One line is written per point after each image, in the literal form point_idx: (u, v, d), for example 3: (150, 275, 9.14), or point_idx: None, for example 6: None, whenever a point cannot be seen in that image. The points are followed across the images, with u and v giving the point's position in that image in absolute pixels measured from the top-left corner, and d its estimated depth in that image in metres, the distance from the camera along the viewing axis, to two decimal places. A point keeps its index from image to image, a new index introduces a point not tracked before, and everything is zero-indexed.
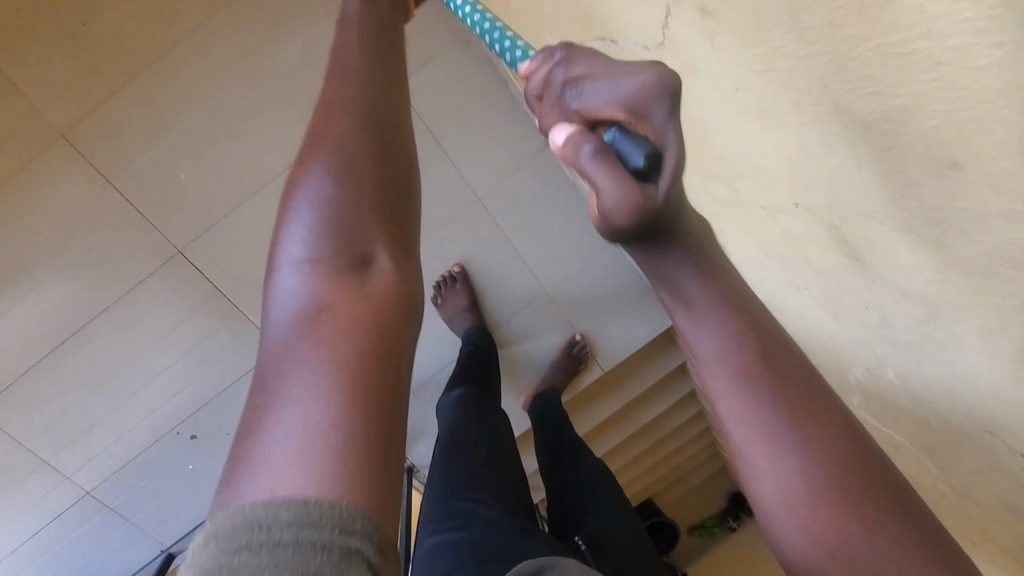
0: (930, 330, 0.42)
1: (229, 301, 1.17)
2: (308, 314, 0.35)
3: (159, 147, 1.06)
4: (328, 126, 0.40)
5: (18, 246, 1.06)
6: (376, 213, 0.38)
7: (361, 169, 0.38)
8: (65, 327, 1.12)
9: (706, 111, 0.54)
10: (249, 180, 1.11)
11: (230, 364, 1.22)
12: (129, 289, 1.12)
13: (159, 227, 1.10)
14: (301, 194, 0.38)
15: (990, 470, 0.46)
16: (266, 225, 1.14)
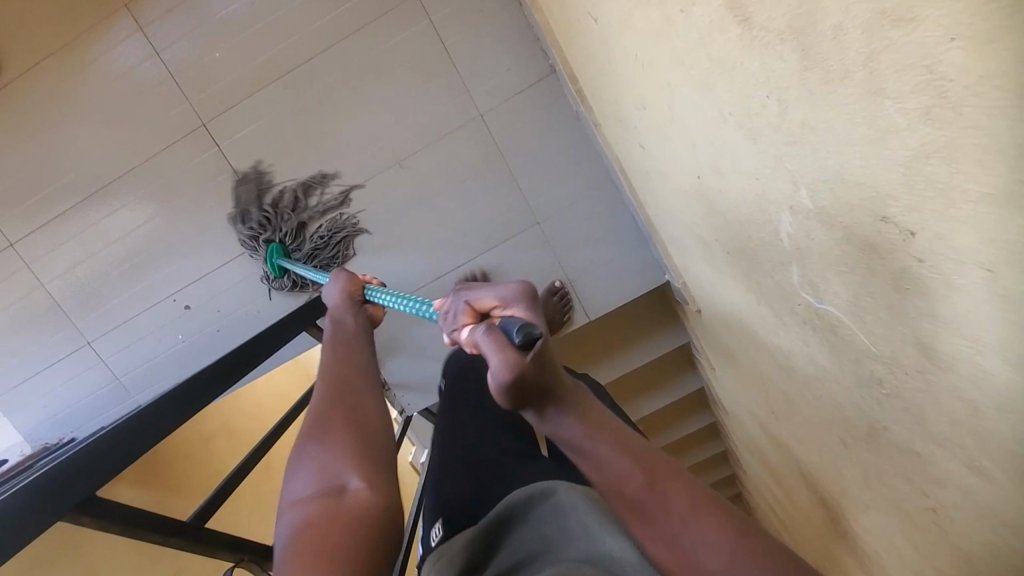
0: (920, 251, 0.44)
1: (240, 181, 1.31)
2: (323, 507, 0.45)
3: (202, 32, 1.24)
4: (325, 401, 0.56)
5: (76, 100, 1.27)
6: (377, 445, 0.52)
7: (363, 415, 0.55)
8: (100, 176, 1.31)
9: (694, 81, 0.67)
10: (270, 70, 1.26)
11: (230, 241, 1.34)
12: (157, 152, 1.30)
13: (191, 101, 1.28)
14: (313, 429, 0.53)
15: (985, 394, 0.45)
16: (278, 109, 1.28)
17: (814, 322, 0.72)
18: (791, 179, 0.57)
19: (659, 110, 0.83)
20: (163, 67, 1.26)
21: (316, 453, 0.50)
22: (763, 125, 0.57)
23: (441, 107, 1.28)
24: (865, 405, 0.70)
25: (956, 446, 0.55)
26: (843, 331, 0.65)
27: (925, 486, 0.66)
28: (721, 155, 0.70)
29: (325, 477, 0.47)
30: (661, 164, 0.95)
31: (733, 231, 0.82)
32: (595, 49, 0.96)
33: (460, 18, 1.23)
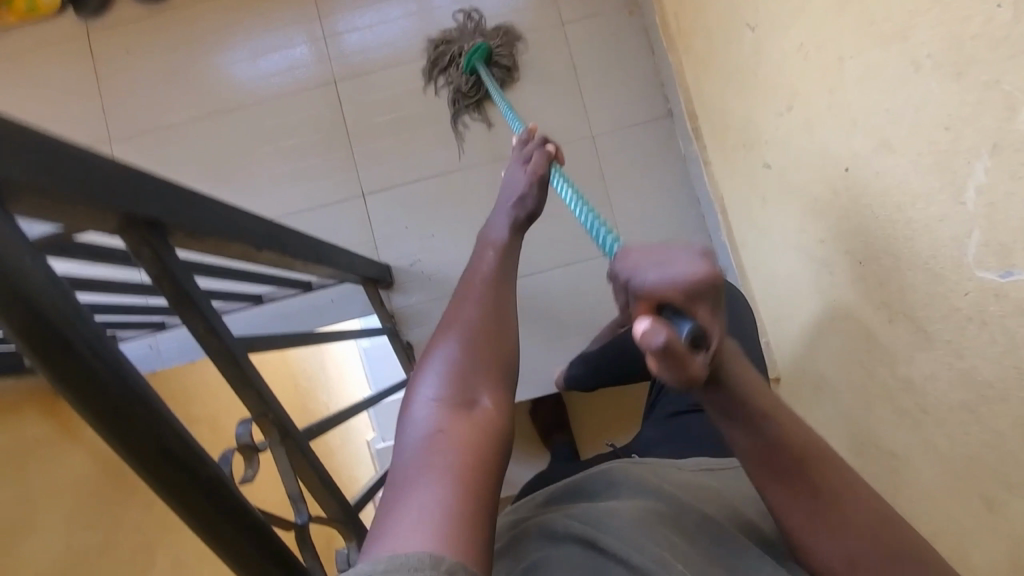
0: None
1: (348, 137, 1.34)
2: (454, 413, 0.49)
3: (364, 7, 1.36)
4: (458, 314, 0.59)
5: (229, 36, 1.37)
6: (505, 363, 0.56)
7: (500, 329, 0.58)
8: (219, 105, 1.36)
9: (881, 41, 0.68)
10: (412, 52, 1.35)
11: (316, 192, 1.33)
12: (281, 96, 1.36)
13: (331, 60, 1.36)
14: (456, 323, 0.58)
15: None
16: (407, 85, 1.35)
17: (986, 306, 0.64)
18: (1006, 99, 0.55)
19: (811, 104, 0.84)
20: (317, 27, 1.37)
21: (447, 359, 0.54)
22: (980, 50, 0.56)
23: (559, 121, 1.33)
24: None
25: None
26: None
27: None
28: (897, 121, 0.69)
29: (450, 377, 0.52)
30: (793, 174, 0.94)
31: (882, 225, 0.77)
32: (738, 66, 1.01)
33: (596, 50, 1.33)
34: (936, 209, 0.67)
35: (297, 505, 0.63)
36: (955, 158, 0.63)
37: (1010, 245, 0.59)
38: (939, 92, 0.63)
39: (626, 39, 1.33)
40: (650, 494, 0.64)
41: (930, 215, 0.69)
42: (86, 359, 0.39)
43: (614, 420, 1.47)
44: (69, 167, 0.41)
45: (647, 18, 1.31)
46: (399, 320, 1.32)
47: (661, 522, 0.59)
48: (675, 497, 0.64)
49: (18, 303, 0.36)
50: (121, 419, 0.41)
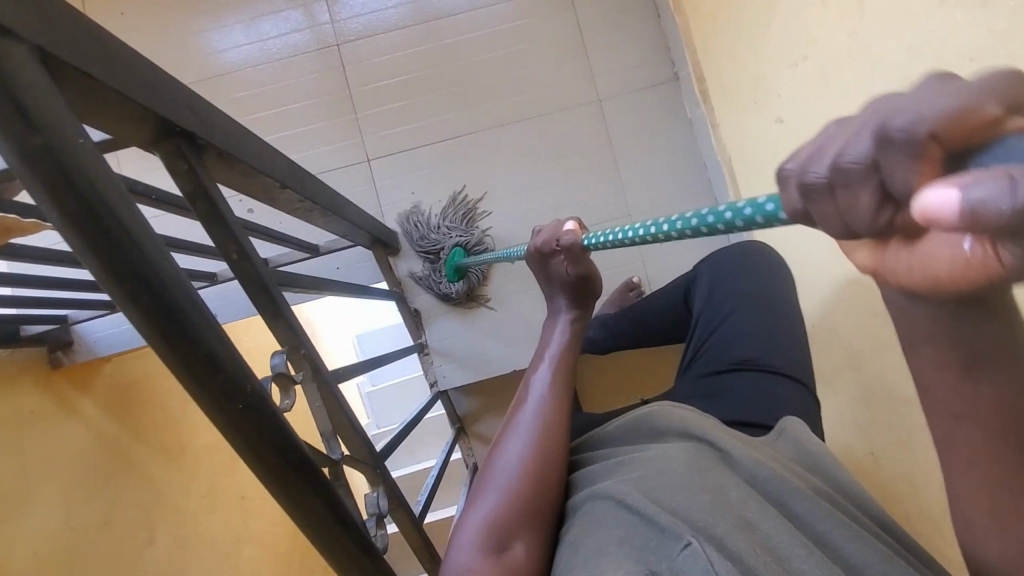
0: None
1: (351, 101, 1.32)
2: (489, 562, 0.56)
3: None
4: (504, 450, 0.65)
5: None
6: (547, 500, 0.61)
7: (548, 476, 0.62)
8: (217, 68, 1.33)
9: None
10: (416, 14, 1.34)
11: (318, 157, 1.31)
12: (281, 59, 1.33)
13: (332, 23, 1.34)
14: (496, 470, 0.63)
15: None
16: (411, 48, 1.33)
17: None
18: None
19: (826, 49, 0.85)
20: None
21: (490, 500, 0.61)
22: None
23: (565, 84, 1.33)
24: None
25: None
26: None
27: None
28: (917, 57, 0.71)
29: (490, 537, 0.58)
30: (805, 125, 0.95)
31: None
32: (750, 21, 1.01)
33: (602, 14, 1.33)
34: None
35: (327, 442, 0.62)
36: None
37: None
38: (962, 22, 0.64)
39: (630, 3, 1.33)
40: (691, 440, 0.64)
41: None
42: (134, 246, 0.37)
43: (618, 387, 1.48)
44: (108, 55, 0.40)
45: None
46: (405, 286, 1.30)
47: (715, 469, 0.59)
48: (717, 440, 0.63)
49: (68, 184, 0.34)
50: (167, 317, 0.40)
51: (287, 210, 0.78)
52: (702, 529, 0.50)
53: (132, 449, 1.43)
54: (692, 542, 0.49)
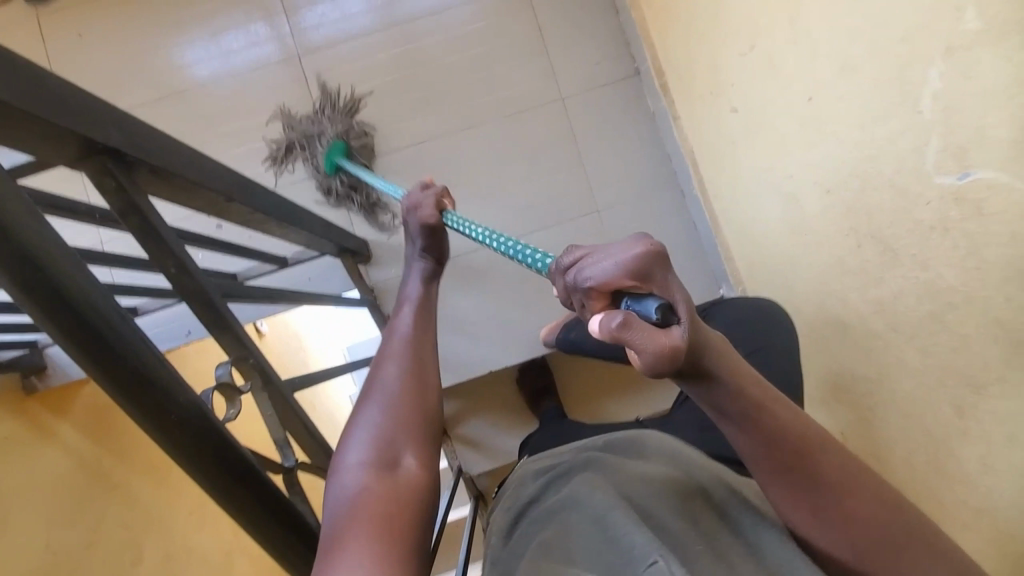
0: None
1: (315, 112, 1.32)
2: (375, 478, 0.55)
3: None
4: (381, 367, 0.67)
5: (185, 14, 1.34)
6: (424, 414, 0.63)
7: (420, 391, 0.64)
8: (178, 85, 1.33)
9: None
10: (376, 22, 1.34)
11: (284, 170, 1.31)
12: (243, 73, 1.33)
13: (293, 35, 1.34)
14: (376, 388, 0.64)
15: None
16: (372, 56, 1.34)
17: (948, 213, 0.67)
18: (953, 4, 0.58)
19: (772, 37, 0.86)
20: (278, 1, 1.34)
21: (372, 424, 0.60)
22: None
23: (527, 85, 1.33)
24: (1015, 301, 0.63)
25: None
26: (999, 201, 0.61)
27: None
28: (855, 42, 0.72)
29: (379, 462, 0.57)
30: (759, 114, 0.96)
31: (848, 151, 0.79)
32: (700, 13, 1.02)
33: (560, 13, 1.34)
34: (897, 123, 0.70)
35: (281, 451, 0.62)
36: (909, 71, 0.66)
37: (966, 147, 0.62)
38: (892, 7, 0.65)
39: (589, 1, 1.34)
40: (677, 466, 0.58)
41: (891, 131, 0.71)
42: (47, 263, 0.38)
43: (598, 387, 1.49)
44: (26, 77, 0.40)
45: None
46: (378, 294, 1.30)
47: (687, 494, 0.53)
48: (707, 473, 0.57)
49: None
50: (91, 334, 0.40)
51: (240, 223, 0.78)
52: (667, 544, 0.47)
53: (118, 472, 1.42)
54: (657, 559, 0.44)
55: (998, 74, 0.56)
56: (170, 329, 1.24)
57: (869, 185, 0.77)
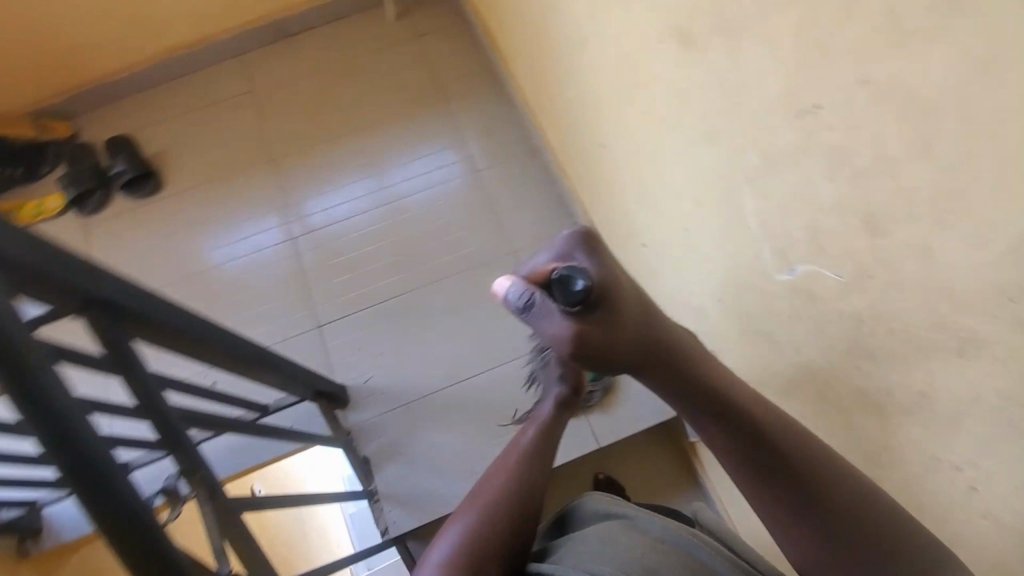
0: (825, 117, 0.63)
1: (303, 283, 1.55)
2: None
3: (317, 179, 1.68)
4: (486, 480, 0.80)
5: (203, 213, 1.66)
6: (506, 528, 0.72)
7: (512, 505, 0.75)
8: (189, 269, 1.59)
9: (670, 129, 0.94)
10: (359, 206, 1.64)
11: (274, 329, 1.50)
12: (244, 255, 1.60)
13: (289, 222, 1.64)
14: (471, 502, 0.77)
15: (917, 200, 0.56)
16: (354, 232, 1.61)
17: (794, 298, 0.80)
18: (741, 146, 0.78)
19: (652, 183, 1.08)
20: (280, 199, 1.67)
21: (456, 530, 0.73)
22: (717, 118, 0.81)
23: (484, 241, 1.58)
24: (863, 368, 0.73)
25: (932, 308, 0.60)
26: (820, 286, 0.74)
27: (948, 430, 0.64)
28: (699, 180, 0.92)
29: (463, 549, 0.70)
30: (659, 243, 1.14)
31: (719, 261, 0.96)
32: (605, 173, 1.28)
33: (508, 186, 1.64)
34: (741, 234, 0.87)
35: (218, 558, 0.70)
36: (734, 196, 0.84)
37: (785, 246, 0.78)
38: (710, 153, 0.86)
39: (531, 174, 1.64)
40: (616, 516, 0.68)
41: (740, 241, 0.88)
42: (41, 380, 0.54)
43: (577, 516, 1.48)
44: (52, 254, 0.60)
45: (544, 157, 1.64)
46: (353, 436, 1.39)
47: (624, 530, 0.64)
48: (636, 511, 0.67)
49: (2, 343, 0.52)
50: (62, 435, 0.55)
51: (216, 362, 0.93)
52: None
53: None
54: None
55: (782, 188, 0.74)
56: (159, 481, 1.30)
57: (742, 285, 0.92)
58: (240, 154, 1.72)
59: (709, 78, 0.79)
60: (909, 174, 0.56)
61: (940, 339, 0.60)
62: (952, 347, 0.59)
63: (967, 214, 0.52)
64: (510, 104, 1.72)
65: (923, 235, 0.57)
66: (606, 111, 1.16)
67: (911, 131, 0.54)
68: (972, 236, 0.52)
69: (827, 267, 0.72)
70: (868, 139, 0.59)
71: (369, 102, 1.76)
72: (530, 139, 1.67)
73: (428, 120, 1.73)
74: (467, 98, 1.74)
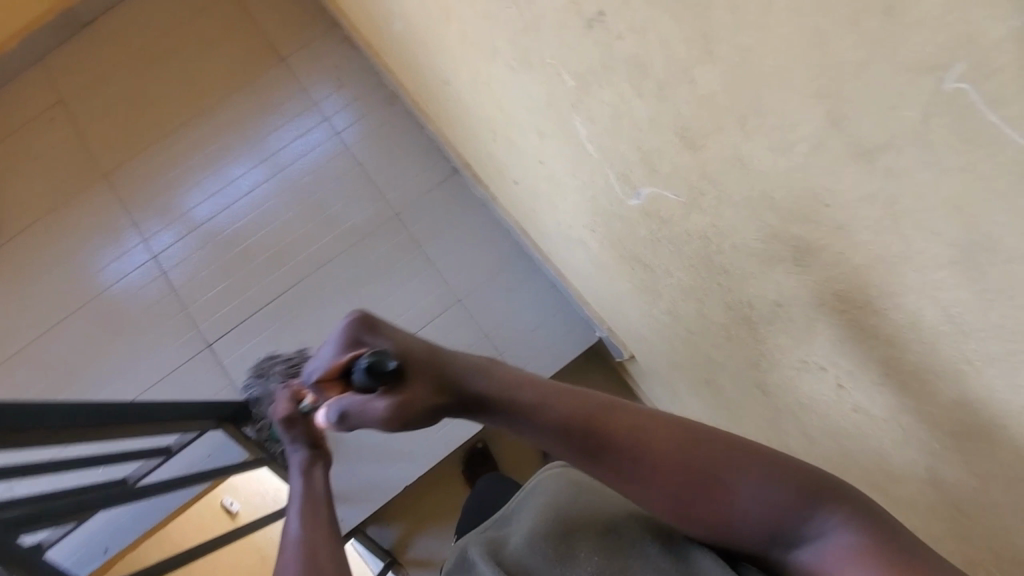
0: (610, 27, 0.54)
1: (181, 303, 1.42)
2: None
3: (164, 185, 1.50)
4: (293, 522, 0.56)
5: (47, 254, 1.46)
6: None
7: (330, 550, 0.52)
8: (50, 319, 1.41)
9: (491, 59, 0.84)
10: (219, 204, 1.49)
11: (164, 360, 1.38)
12: (108, 288, 1.44)
13: (148, 240, 1.47)
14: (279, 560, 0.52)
15: (715, 109, 0.49)
16: (222, 233, 1.47)
17: (646, 222, 0.74)
18: (552, 70, 0.69)
19: (499, 119, 0.98)
20: (128, 215, 1.48)
21: None
22: (523, 43, 0.71)
23: (365, 210, 1.46)
24: (723, 285, 0.68)
25: (760, 220, 0.54)
26: (665, 208, 0.68)
27: (806, 336, 0.61)
28: (533, 111, 0.83)
29: None
30: (528, 180, 1.06)
31: (578, 193, 0.89)
32: (458, 112, 1.16)
33: (377, 145, 1.51)
34: (585, 163, 0.79)
35: None
36: (566, 125, 0.76)
37: (624, 171, 0.71)
38: (530, 81, 0.76)
39: (398, 126, 1.52)
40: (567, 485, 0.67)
41: (587, 170, 0.80)
42: None
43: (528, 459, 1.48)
44: None
45: (406, 104, 1.52)
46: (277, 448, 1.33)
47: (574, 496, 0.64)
48: (631, 518, 0.57)
49: None
50: None
51: (71, 441, 0.83)
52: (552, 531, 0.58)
53: None
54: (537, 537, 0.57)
55: (601, 110, 0.66)
56: (85, 551, 1.23)
57: (604, 214, 0.85)
58: (69, 177, 1.51)
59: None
60: (703, 80, 0.48)
61: (776, 250, 0.55)
62: (786, 256, 0.54)
63: (763, 116, 0.45)
64: (356, 51, 1.57)
65: (732, 144, 0.50)
66: (434, 47, 1.03)
67: (689, 30, 0.46)
68: (774, 140, 0.45)
69: (662, 188, 0.66)
70: (655, 44, 0.50)
71: (200, 83, 1.56)
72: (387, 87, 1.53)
73: (272, 89, 1.55)
74: (306, 55, 1.57)
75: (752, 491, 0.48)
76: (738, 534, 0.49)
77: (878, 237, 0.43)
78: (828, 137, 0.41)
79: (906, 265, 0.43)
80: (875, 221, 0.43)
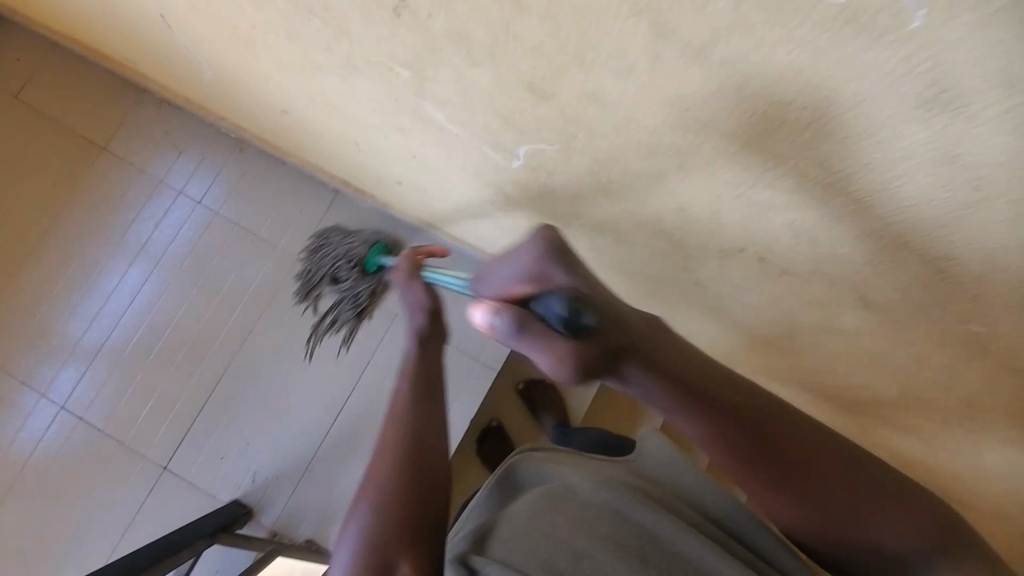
0: (418, 9, 0.51)
1: (116, 440, 1.31)
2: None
3: (34, 330, 1.34)
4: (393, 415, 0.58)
5: None
6: (420, 483, 0.53)
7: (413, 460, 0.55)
8: None
9: (318, 76, 0.78)
10: (106, 323, 1.36)
11: (124, 503, 1.28)
12: (26, 462, 1.29)
13: (44, 393, 1.32)
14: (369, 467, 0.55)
15: (550, 56, 0.48)
16: (126, 352, 1.35)
17: (537, 177, 0.74)
18: (381, 67, 0.65)
19: (353, 129, 0.93)
20: (11, 378, 1.32)
21: (358, 524, 0.51)
22: (340, 50, 0.66)
23: (265, 267, 1.39)
24: (626, 209, 0.69)
25: (631, 143, 0.55)
26: (546, 159, 0.67)
27: (717, 229, 0.63)
28: (382, 112, 0.79)
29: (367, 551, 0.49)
30: (408, 177, 1.03)
31: (460, 173, 0.87)
32: (311, 136, 1.10)
33: (246, 197, 1.42)
34: (454, 143, 0.77)
35: None
36: (420, 115, 0.73)
37: (493, 139, 0.69)
38: (365, 83, 0.72)
39: (259, 170, 1.43)
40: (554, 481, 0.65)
41: (458, 148, 0.78)
42: None
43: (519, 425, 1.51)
44: None
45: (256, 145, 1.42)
46: (282, 533, 1.30)
47: (573, 488, 0.61)
48: (642, 508, 0.57)
49: None
50: None
51: None
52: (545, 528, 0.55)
53: None
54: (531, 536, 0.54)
55: (446, 92, 0.63)
56: None
57: (492, 183, 0.84)
58: None
59: (296, 13, 0.63)
60: (526, 33, 0.47)
61: (656, 164, 0.56)
62: (666, 167, 0.56)
63: (595, 48, 0.44)
64: (179, 110, 1.44)
65: (578, 84, 0.50)
66: (256, 82, 0.95)
67: None
68: (614, 68, 0.45)
69: (534, 144, 0.65)
70: (467, 12, 0.48)
71: (22, 209, 1.38)
72: (228, 134, 1.43)
73: (107, 184, 1.40)
74: (126, 135, 1.42)
75: (819, 468, 0.47)
76: (784, 508, 0.48)
77: (741, 122, 0.44)
78: (660, 50, 0.41)
79: (771, 140, 0.45)
80: (732, 109, 0.43)
